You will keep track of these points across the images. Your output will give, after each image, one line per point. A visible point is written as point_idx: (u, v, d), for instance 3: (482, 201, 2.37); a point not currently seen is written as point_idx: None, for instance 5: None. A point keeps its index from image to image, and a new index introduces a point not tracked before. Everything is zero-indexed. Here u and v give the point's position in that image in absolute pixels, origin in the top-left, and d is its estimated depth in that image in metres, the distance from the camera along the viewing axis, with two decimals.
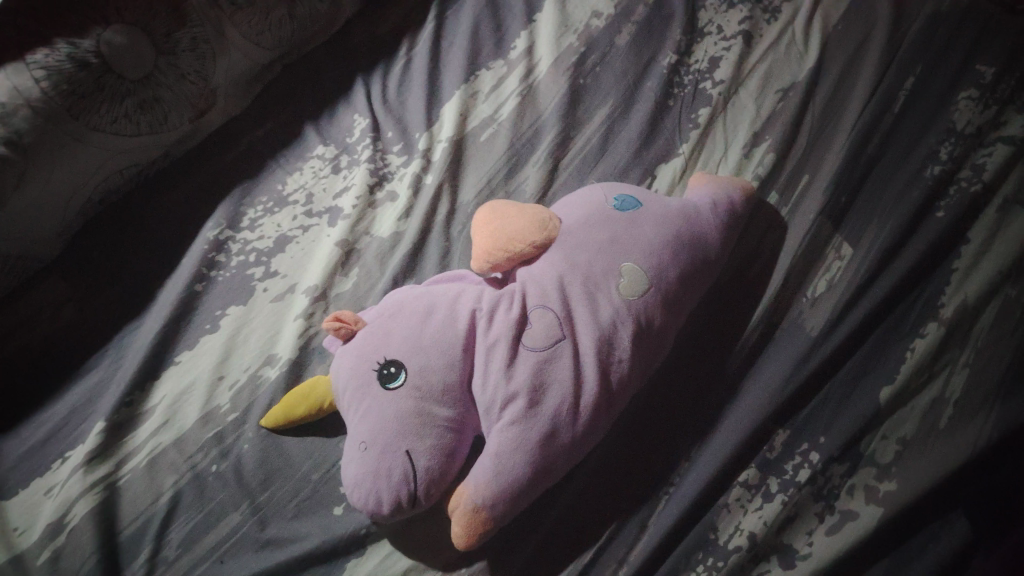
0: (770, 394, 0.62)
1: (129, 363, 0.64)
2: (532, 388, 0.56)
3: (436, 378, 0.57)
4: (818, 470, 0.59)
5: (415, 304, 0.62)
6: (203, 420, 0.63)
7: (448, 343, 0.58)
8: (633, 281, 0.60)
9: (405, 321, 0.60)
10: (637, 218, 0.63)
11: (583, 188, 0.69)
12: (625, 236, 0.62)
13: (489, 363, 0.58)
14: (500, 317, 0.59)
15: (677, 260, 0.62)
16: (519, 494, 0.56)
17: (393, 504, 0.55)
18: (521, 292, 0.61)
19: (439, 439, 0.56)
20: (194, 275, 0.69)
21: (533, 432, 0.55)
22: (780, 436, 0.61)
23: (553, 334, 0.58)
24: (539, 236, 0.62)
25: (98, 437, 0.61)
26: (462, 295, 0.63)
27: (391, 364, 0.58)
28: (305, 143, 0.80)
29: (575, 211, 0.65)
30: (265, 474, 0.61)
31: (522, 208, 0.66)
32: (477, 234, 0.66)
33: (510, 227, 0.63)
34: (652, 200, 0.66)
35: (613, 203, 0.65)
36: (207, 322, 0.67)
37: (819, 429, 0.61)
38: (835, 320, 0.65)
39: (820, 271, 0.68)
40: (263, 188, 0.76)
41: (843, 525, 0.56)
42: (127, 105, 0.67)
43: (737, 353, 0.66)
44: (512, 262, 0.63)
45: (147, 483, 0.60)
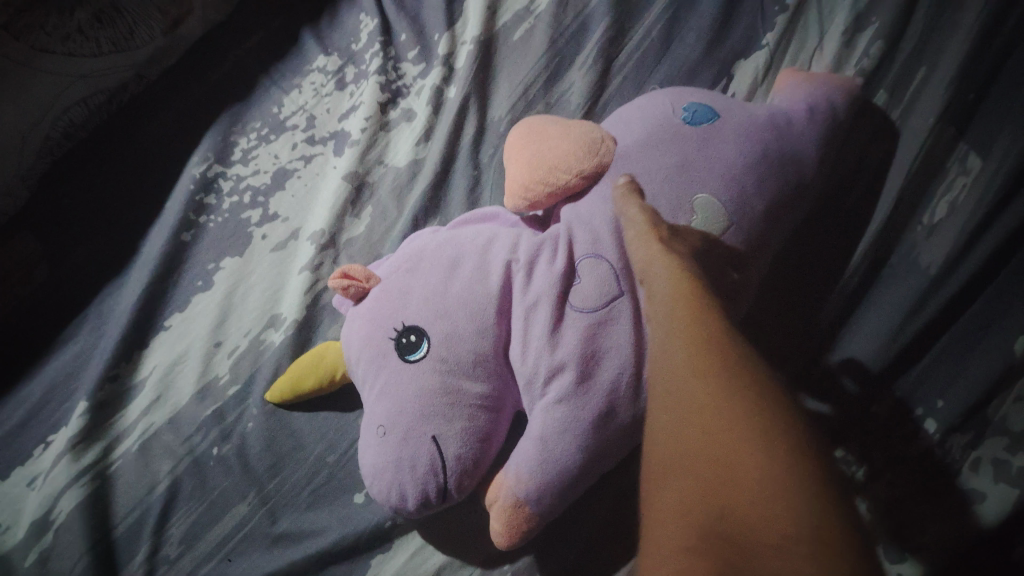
0: (877, 348, 0.49)
1: (111, 329, 0.56)
2: (584, 357, 0.42)
3: (464, 349, 0.43)
4: (935, 444, 0.45)
5: (436, 255, 0.48)
6: (200, 394, 0.54)
7: (476, 304, 0.44)
8: (707, 218, 0.44)
9: (420, 278, 0.47)
10: (716, 133, 0.48)
11: (646, 98, 0.53)
12: (700, 158, 0.46)
13: (531, 327, 0.43)
14: (543, 267, 0.45)
15: (768, 181, 0.46)
16: (570, 485, 0.43)
17: (420, 498, 0.44)
18: (569, 238, 0.46)
19: (471, 422, 0.43)
20: (181, 222, 0.59)
21: (587, 412, 0.41)
22: (886, 402, 0.47)
23: (606, 290, 0.43)
24: (587, 163, 0.48)
25: (81, 418, 0.53)
26: (496, 239, 0.48)
27: (410, 331, 0.44)
28: (303, 55, 0.67)
29: (637, 129, 0.50)
30: (273, 461, 0.52)
31: (567, 127, 0.51)
32: (512, 160, 0.52)
33: (550, 152, 0.49)
34: (734, 110, 0.50)
35: (683, 116, 0.49)
36: (200, 277, 0.58)
37: (936, 392, 0.47)
38: (961, 249, 0.49)
39: (935, 195, 0.51)
40: (258, 112, 0.64)
41: (967, 508, 0.42)
42: (80, 17, 0.57)
43: (834, 303, 0.51)
44: (554, 197, 0.49)
45: (142, 470, 0.52)
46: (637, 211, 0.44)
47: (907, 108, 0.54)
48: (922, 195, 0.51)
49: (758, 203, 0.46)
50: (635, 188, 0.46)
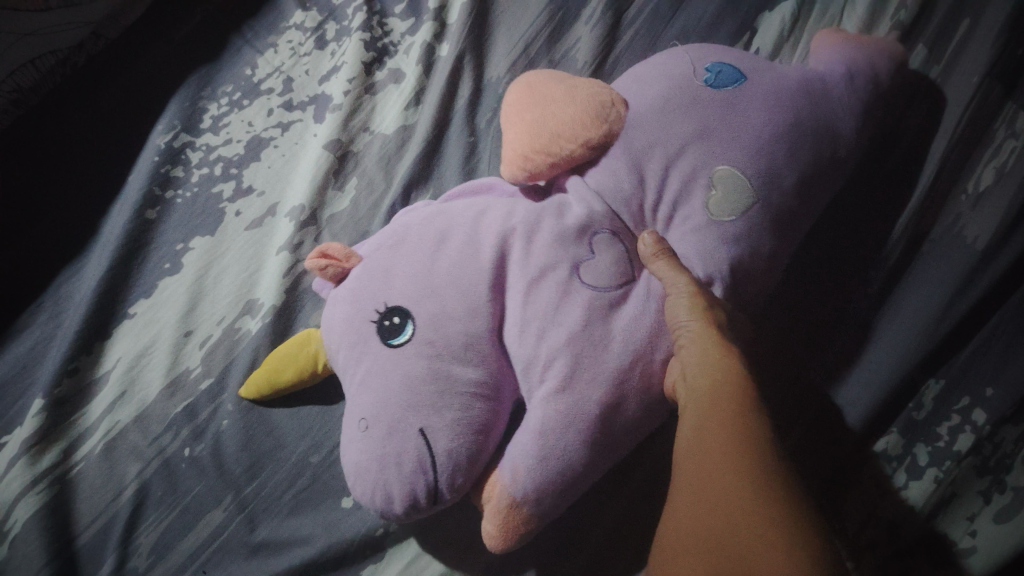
0: (920, 332, 0.42)
1: (71, 317, 0.50)
2: (583, 342, 0.35)
3: (454, 331, 0.36)
4: (984, 436, 0.40)
5: (421, 228, 0.40)
6: (170, 389, 0.49)
7: (467, 280, 0.37)
8: (727, 193, 0.38)
9: (401, 255, 0.39)
10: (744, 95, 0.40)
11: (659, 54, 0.45)
12: (722, 124, 0.39)
13: (537, 302, 0.36)
14: (551, 233, 0.38)
15: (802, 150, 0.40)
16: (578, 477, 0.36)
17: (409, 502, 0.36)
18: (577, 205, 0.39)
19: (466, 411, 0.36)
20: (145, 198, 0.53)
21: (593, 399, 0.35)
22: (930, 391, 0.42)
23: (620, 270, 0.37)
24: (595, 130, 0.40)
25: (38, 417, 0.47)
26: (493, 205, 0.41)
27: (393, 312, 0.37)
28: (279, 11, 0.61)
29: (652, 88, 0.41)
30: (251, 461, 0.47)
31: (571, 85, 0.42)
32: (508, 125, 0.43)
33: (552, 116, 0.41)
34: (762, 69, 0.42)
35: (707, 77, 0.41)
36: (167, 259, 0.52)
37: (983, 380, 0.41)
38: (1009, 223, 0.42)
39: (970, 176, 0.44)
40: (229, 74, 0.58)
41: (1018, 510, 0.38)
42: None
43: (870, 286, 0.44)
44: (558, 168, 0.41)
45: (106, 474, 0.47)
46: (680, 285, 0.36)
47: (959, 50, 0.47)
48: (968, 158, 0.44)
49: (789, 177, 0.39)
50: (668, 252, 0.37)
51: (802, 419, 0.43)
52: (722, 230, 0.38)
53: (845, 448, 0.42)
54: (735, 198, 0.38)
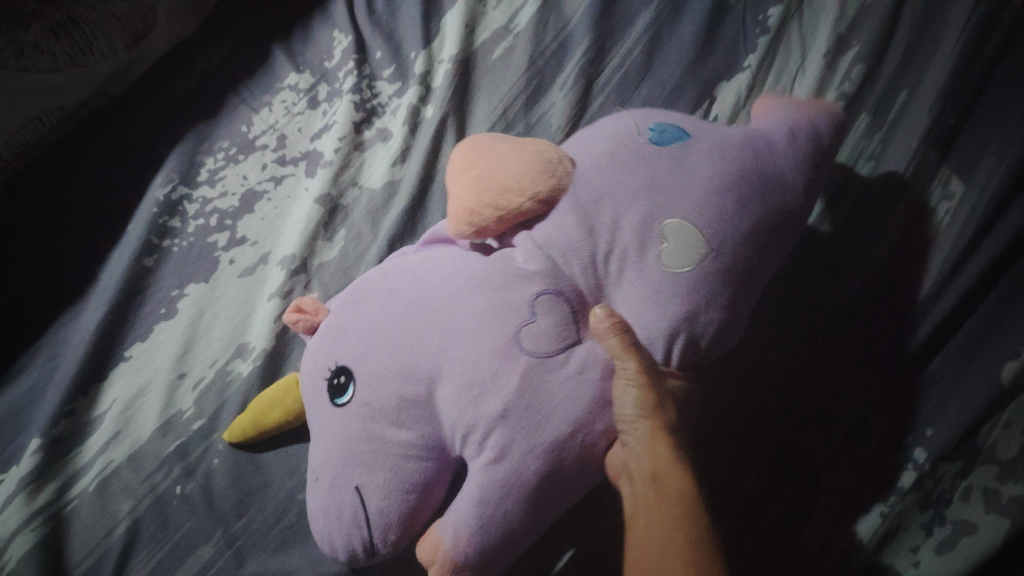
0: (873, 368, 0.45)
1: (68, 360, 0.52)
2: (517, 409, 0.34)
3: (385, 395, 0.36)
4: (926, 471, 0.42)
5: (373, 285, 0.40)
6: (163, 429, 0.51)
7: (398, 343, 0.36)
8: (680, 247, 0.36)
9: (351, 316, 0.40)
10: (688, 152, 0.39)
11: (606, 119, 0.44)
12: (670, 182, 0.38)
13: (479, 368, 0.34)
14: (485, 292, 0.36)
15: (756, 201, 0.38)
16: (518, 538, 0.35)
17: (350, 557, 0.37)
18: (520, 260, 0.37)
19: (400, 473, 0.35)
20: (143, 246, 0.56)
21: (529, 469, 0.33)
22: (879, 427, 0.44)
23: (563, 334, 0.35)
24: (543, 183, 0.38)
25: (35, 456, 0.49)
26: (440, 255, 0.40)
27: (341, 372, 0.38)
28: (274, 72, 0.65)
29: (594, 148, 0.40)
30: (240, 498, 0.49)
31: (518, 143, 0.40)
32: (450, 176, 0.40)
33: (502, 168, 0.38)
34: (706, 128, 0.41)
35: (650, 135, 0.40)
36: (163, 304, 0.55)
37: (926, 418, 0.43)
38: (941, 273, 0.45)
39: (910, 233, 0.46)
40: (225, 131, 0.62)
41: (958, 540, 0.40)
42: (35, 30, 0.55)
43: (831, 322, 0.46)
44: (505, 223, 0.38)
45: (99, 511, 0.49)
46: (626, 370, 0.34)
47: (903, 105, 0.50)
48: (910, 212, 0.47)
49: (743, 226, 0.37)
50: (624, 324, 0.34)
51: (750, 470, 0.43)
52: (676, 287, 0.36)
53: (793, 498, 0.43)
54: (684, 250, 0.36)
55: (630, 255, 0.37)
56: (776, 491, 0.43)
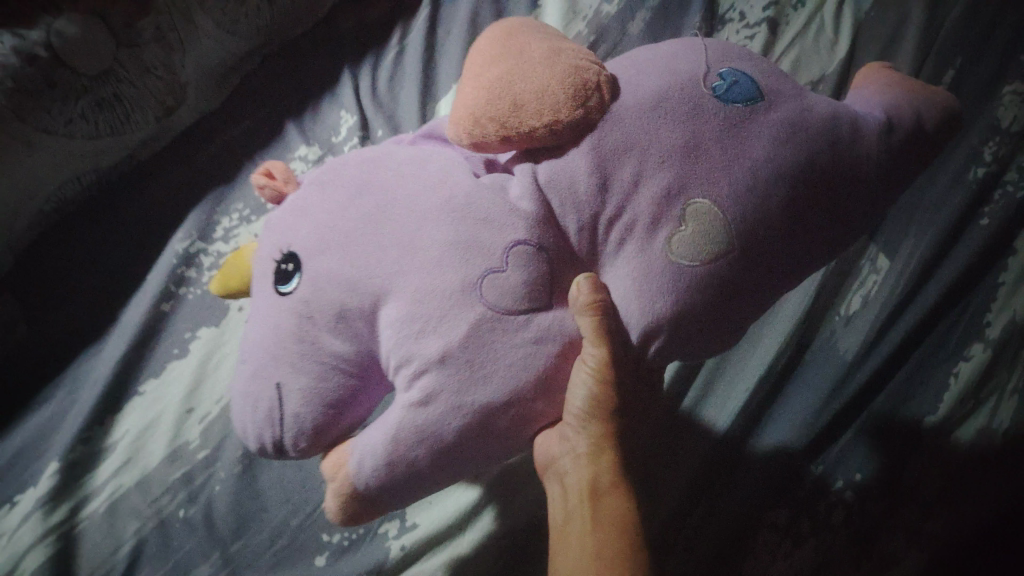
0: (807, 427, 0.49)
1: (87, 395, 0.58)
2: (458, 354, 0.35)
3: (325, 305, 0.37)
4: (854, 509, 0.46)
5: (351, 168, 0.40)
6: (170, 457, 0.56)
7: (360, 251, 0.36)
8: (699, 233, 0.37)
9: (319, 196, 0.39)
10: (751, 124, 0.38)
11: (670, 46, 0.43)
12: (714, 150, 0.37)
13: (427, 305, 0.35)
14: (460, 225, 0.36)
15: (795, 197, 0.38)
16: (419, 479, 0.37)
17: (258, 446, 0.39)
18: (512, 196, 0.37)
19: (336, 389, 0.37)
20: (162, 293, 0.63)
21: (450, 425, 0.35)
22: (813, 473, 0.48)
23: (530, 293, 0.36)
24: (568, 111, 0.36)
25: (52, 479, 0.54)
26: (428, 159, 0.39)
27: (290, 260, 0.39)
28: (284, 143, 0.71)
29: (647, 83, 0.39)
30: (238, 521, 0.54)
31: (552, 48, 0.38)
32: (474, 68, 0.39)
33: (524, 74, 0.37)
34: (785, 91, 0.41)
35: (717, 86, 0.39)
36: (175, 345, 0.61)
37: (857, 464, 0.48)
38: (875, 335, 0.51)
39: (854, 284, 0.53)
40: (239, 194, 0.69)
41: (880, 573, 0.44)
42: (84, 102, 0.60)
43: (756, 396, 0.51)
44: (503, 142, 0.37)
45: (107, 531, 0.53)
46: (589, 350, 0.36)
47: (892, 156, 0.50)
48: (837, 293, 0.53)
49: (767, 226, 0.38)
50: (604, 305, 0.36)
51: (698, 500, 0.49)
52: (670, 280, 0.37)
53: (744, 516, 0.48)
54: (702, 240, 0.37)
55: (639, 229, 0.37)
56: (706, 536, 0.48)
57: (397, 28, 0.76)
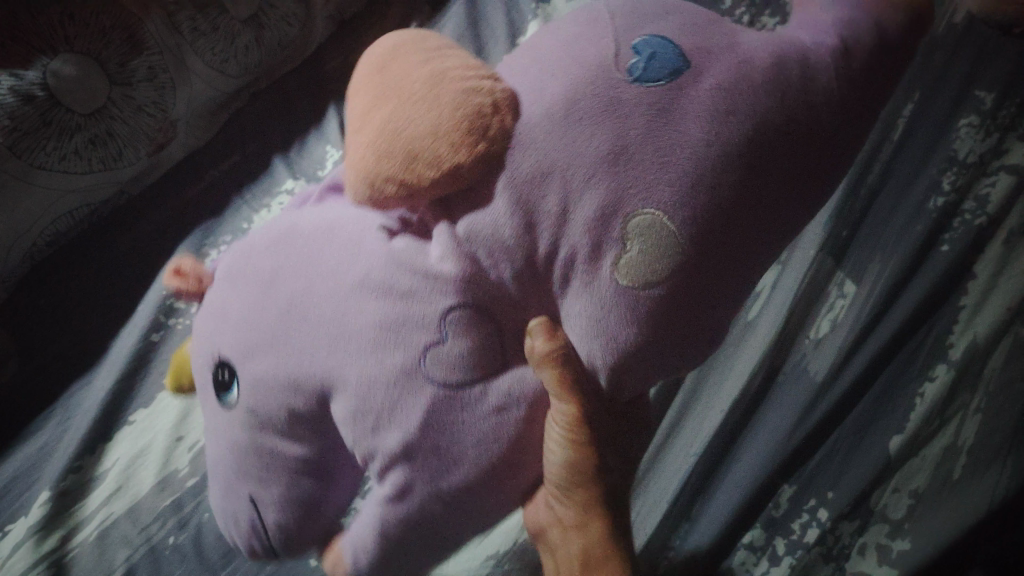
0: (777, 445, 0.54)
1: (80, 425, 0.60)
2: (410, 441, 0.39)
3: (274, 405, 0.42)
4: (827, 531, 0.51)
5: (262, 268, 0.45)
6: (160, 485, 0.57)
7: (295, 345, 0.42)
8: (642, 256, 0.37)
9: (243, 295, 0.45)
10: (678, 104, 0.38)
11: (574, 23, 0.42)
12: (645, 148, 0.37)
13: (373, 394, 0.40)
14: (377, 309, 0.40)
15: (747, 168, 0.38)
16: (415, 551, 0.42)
17: (250, 548, 0.46)
18: (433, 258, 0.40)
19: (295, 483, 0.43)
20: (153, 324, 0.64)
21: (427, 509, 0.40)
22: (785, 493, 0.54)
23: (479, 361, 0.40)
24: (467, 146, 0.38)
25: (44, 507, 0.56)
26: (338, 232, 0.44)
27: (223, 368, 0.45)
28: (273, 178, 0.73)
29: (552, 85, 0.39)
30: (226, 551, 0.52)
31: (435, 74, 0.39)
32: (363, 121, 0.40)
33: (412, 122, 0.38)
34: (713, 49, 0.40)
35: (633, 63, 0.39)
36: (165, 376, 0.62)
37: (826, 483, 0.52)
38: (843, 358, 0.53)
39: (822, 310, 0.56)
40: (228, 227, 0.70)
41: None
42: (77, 140, 0.62)
43: (730, 417, 0.57)
44: (409, 198, 0.39)
45: (97, 559, 0.54)
46: (554, 400, 0.39)
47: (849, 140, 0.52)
48: (807, 315, 0.56)
49: (721, 210, 0.38)
50: (562, 352, 0.39)
51: (680, 522, 0.56)
52: (631, 307, 0.38)
53: (725, 529, 0.55)
54: (654, 254, 0.37)
55: (582, 259, 0.38)
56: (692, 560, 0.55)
57: None
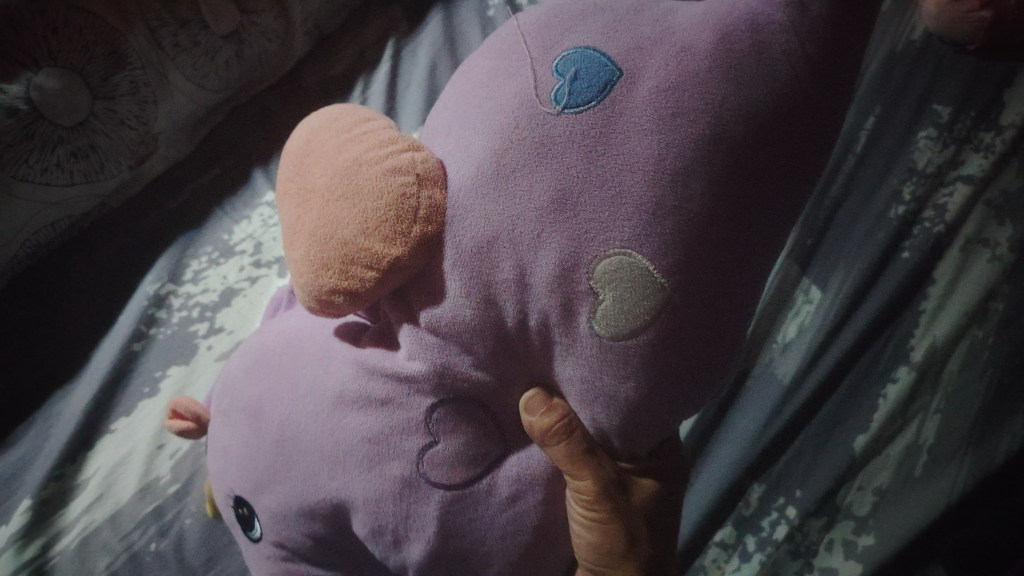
0: (745, 447, 0.56)
1: (59, 436, 0.60)
2: (432, 551, 0.40)
3: (296, 533, 0.44)
4: (795, 526, 0.54)
5: (245, 388, 0.46)
6: (141, 493, 0.59)
7: (293, 468, 0.42)
8: (619, 312, 0.35)
9: (235, 430, 0.46)
10: (617, 121, 0.34)
11: (488, 54, 0.39)
12: (590, 181, 0.34)
13: (384, 511, 0.40)
14: (360, 421, 0.40)
15: (715, 177, 0.35)
16: None
17: None
18: (402, 359, 0.39)
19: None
20: (132, 333, 0.65)
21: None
22: (755, 493, 0.56)
23: (476, 454, 0.40)
24: (400, 233, 0.35)
25: (25, 516, 0.57)
26: (306, 345, 0.43)
27: (241, 505, 0.47)
28: (253, 191, 0.74)
29: (477, 140, 0.36)
30: (208, 555, 0.57)
31: (350, 162, 0.36)
32: (291, 227, 0.38)
33: (339, 226, 0.35)
34: (649, 46, 0.35)
35: (556, 90, 0.35)
36: (146, 384, 0.63)
37: (795, 481, 0.55)
38: (810, 360, 0.56)
39: (789, 314, 0.58)
40: (210, 238, 0.71)
41: None
42: (59, 153, 0.63)
43: (705, 417, 0.59)
44: (358, 302, 0.37)
45: (79, 565, 0.56)
46: (568, 472, 0.39)
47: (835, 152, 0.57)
48: (775, 320, 0.58)
49: (692, 228, 0.34)
50: (565, 421, 0.38)
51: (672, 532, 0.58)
52: (621, 367, 0.36)
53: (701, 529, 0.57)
54: (627, 304, 0.35)
55: (556, 322, 0.36)
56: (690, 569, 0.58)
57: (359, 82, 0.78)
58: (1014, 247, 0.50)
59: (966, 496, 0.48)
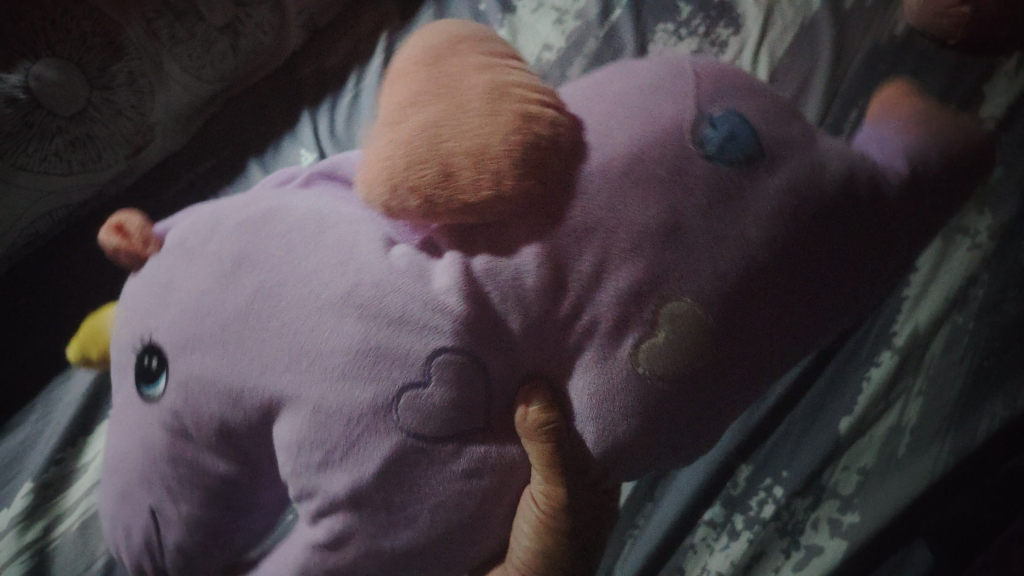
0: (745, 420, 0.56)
1: (58, 423, 0.62)
2: (355, 472, 0.39)
3: (206, 413, 0.42)
4: (782, 506, 0.54)
5: (231, 240, 0.43)
6: None
7: (248, 344, 0.40)
8: (668, 345, 0.39)
9: (191, 267, 0.44)
10: (745, 194, 0.41)
11: (652, 74, 0.44)
12: (689, 217, 0.40)
13: (332, 426, 0.39)
14: (365, 341, 0.39)
15: (788, 249, 0.41)
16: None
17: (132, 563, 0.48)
18: (436, 284, 0.39)
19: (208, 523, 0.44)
20: None
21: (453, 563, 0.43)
22: (743, 472, 0.56)
23: (455, 413, 0.39)
24: (513, 178, 0.38)
25: (26, 499, 0.59)
26: (325, 233, 0.42)
27: (152, 355, 0.44)
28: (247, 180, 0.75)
29: (615, 138, 0.41)
30: None
31: (495, 92, 0.40)
32: (401, 118, 0.40)
33: (465, 138, 0.38)
34: (788, 144, 0.43)
35: (708, 138, 0.41)
36: None
37: (782, 462, 0.56)
38: None
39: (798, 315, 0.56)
40: None
41: (808, 561, 0.52)
42: (57, 142, 0.64)
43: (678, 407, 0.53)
44: (425, 214, 0.39)
45: (81, 547, 0.57)
46: (539, 472, 0.40)
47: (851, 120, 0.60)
48: None
49: (753, 274, 0.40)
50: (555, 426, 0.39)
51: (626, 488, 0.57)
52: (642, 391, 0.40)
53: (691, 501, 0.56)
54: (673, 346, 0.39)
55: (602, 332, 0.39)
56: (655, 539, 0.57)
57: (352, 73, 0.79)
58: (992, 236, 0.54)
59: (947, 477, 0.51)
